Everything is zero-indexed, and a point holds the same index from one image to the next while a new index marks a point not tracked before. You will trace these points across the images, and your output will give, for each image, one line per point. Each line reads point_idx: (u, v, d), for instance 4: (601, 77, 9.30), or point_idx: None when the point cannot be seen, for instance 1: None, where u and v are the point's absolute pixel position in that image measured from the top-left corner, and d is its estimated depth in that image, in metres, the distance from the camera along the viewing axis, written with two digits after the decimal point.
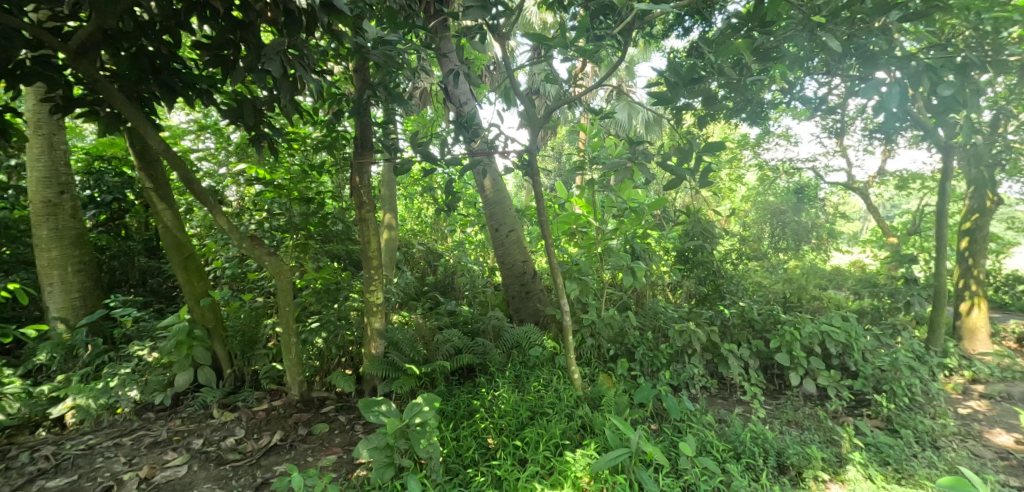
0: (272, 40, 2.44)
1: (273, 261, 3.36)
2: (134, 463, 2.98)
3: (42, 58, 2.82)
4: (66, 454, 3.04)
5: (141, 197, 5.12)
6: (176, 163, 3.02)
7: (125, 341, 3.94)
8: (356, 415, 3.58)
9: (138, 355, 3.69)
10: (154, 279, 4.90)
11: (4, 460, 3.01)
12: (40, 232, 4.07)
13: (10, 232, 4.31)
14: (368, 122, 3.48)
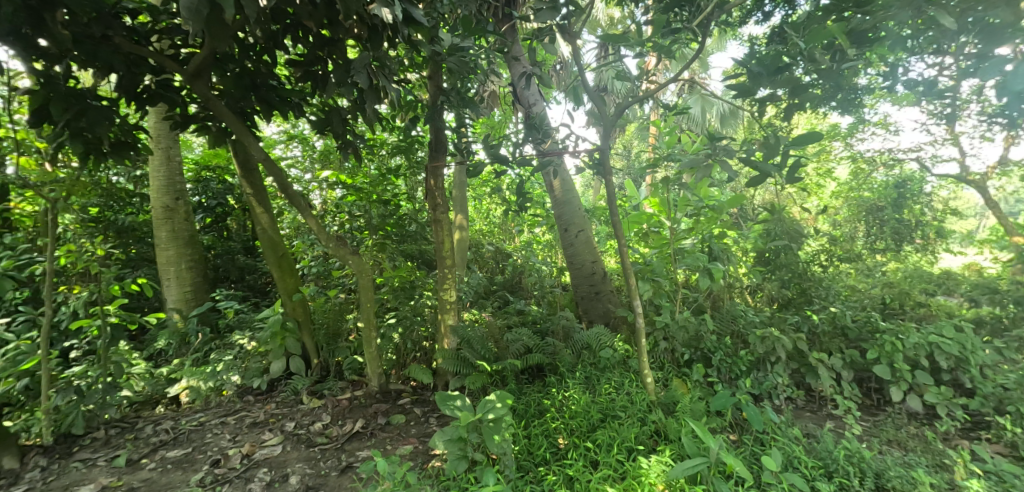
0: (359, 55, 2.63)
1: (356, 261, 3.59)
2: (237, 440, 3.29)
3: (164, 82, 3.20)
4: (180, 429, 3.41)
5: (240, 202, 5.62)
6: (273, 170, 3.31)
7: (228, 330, 4.36)
8: (430, 408, 3.74)
9: (240, 344, 4.07)
10: (251, 275, 5.35)
11: (131, 431, 3.42)
12: (159, 234, 4.58)
13: (136, 233, 4.89)
14: (441, 126, 3.62)
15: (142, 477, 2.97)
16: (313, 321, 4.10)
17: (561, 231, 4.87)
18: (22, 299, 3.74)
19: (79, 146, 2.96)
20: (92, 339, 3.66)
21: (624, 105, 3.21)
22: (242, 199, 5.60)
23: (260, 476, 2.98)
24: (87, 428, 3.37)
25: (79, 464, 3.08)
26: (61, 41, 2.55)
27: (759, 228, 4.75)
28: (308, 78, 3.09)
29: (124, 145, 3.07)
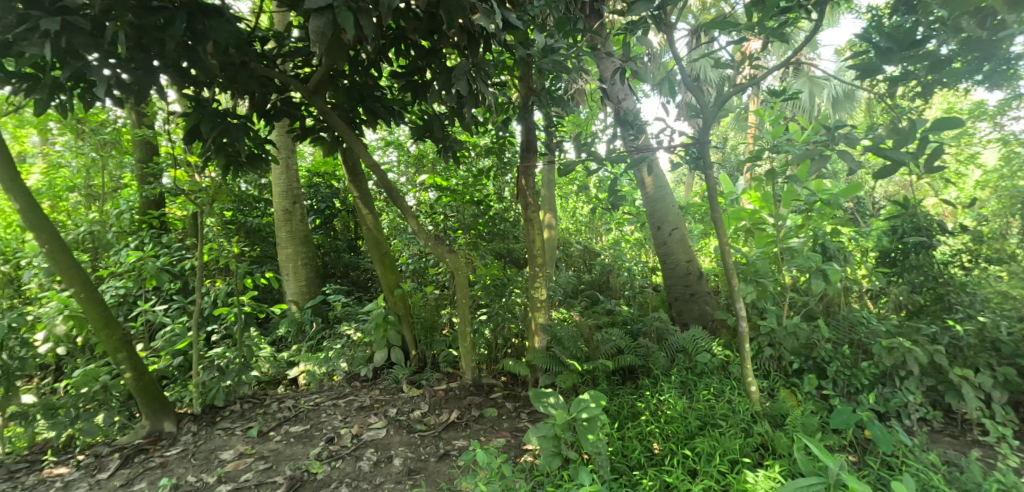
0: (459, 62, 2.78)
1: (452, 258, 3.77)
2: (348, 421, 3.59)
3: (286, 98, 3.57)
4: (299, 408, 3.78)
5: (345, 205, 6.08)
6: (378, 173, 3.55)
7: (337, 321, 4.76)
8: (521, 404, 3.84)
9: (348, 334, 4.44)
10: (355, 272, 5.77)
11: (260, 407, 3.85)
12: (280, 234, 5.09)
13: (260, 233, 5.47)
14: (532, 127, 3.70)
15: (270, 448, 3.33)
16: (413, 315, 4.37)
17: (653, 230, 4.80)
18: (175, 290, 4.34)
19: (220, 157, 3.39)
20: (229, 326, 4.16)
21: (725, 96, 3.10)
22: (347, 201, 6.07)
23: (368, 455, 3.23)
24: (225, 401, 3.85)
25: (221, 432, 3.53)
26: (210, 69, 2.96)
27: (880, 226, 4.34)
28: (409, 87, 3.32)
29: (258, 156, 3.47)
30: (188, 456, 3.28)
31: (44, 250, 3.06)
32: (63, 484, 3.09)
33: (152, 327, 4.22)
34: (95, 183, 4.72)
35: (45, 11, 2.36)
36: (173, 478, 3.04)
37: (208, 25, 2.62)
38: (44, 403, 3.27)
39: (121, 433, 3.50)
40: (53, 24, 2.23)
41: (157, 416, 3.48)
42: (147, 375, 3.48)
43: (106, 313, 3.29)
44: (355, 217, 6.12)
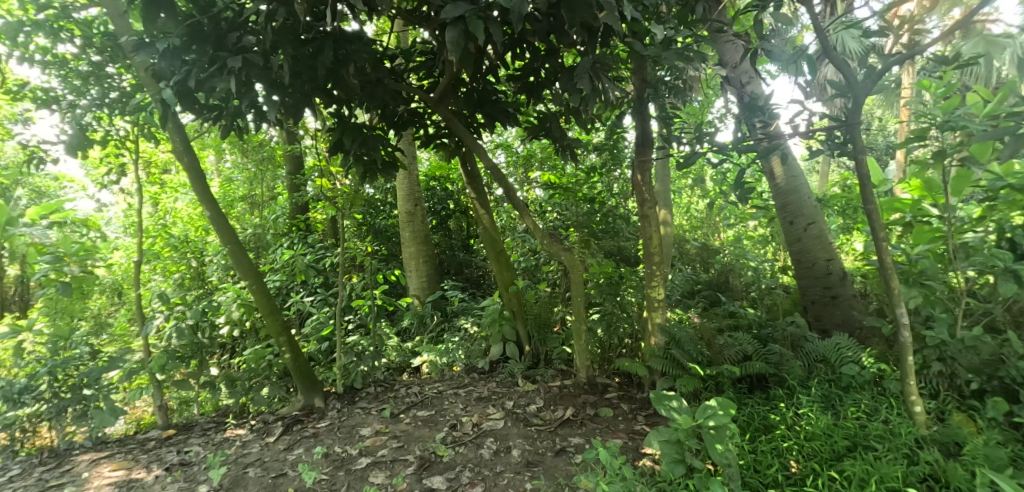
0: (581, 60, 2.82)
1: (567, 256, 3.81)
2: (468, 410, 3.80)
3: (412, 110, 3.87)
4: (425, 395, 4.08)
5: (460, 205, 6.40)
6: (497, 175, 3.69)
7: (455, 315, 5.08)
8: (638, 406, 3.79)
9: (466, 327, 4.74)
10: (469, 269, 6.06)
11: (391, 391, 4.21)
12: (404, 235, 5.49)
13: (386, 234, 5.94)
14: (648, 121, 3.65)
15: (402, 428, 3.63)
16: (528, 311, 4.49)
17: (784, 224, 4.50)
18: (319, 283, 4.90)
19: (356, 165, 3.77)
20: (363, 316, 4.59)
21: (878, 70, 2.78)
22: (461, 203, 6.40)
23: (488, 444, 3.39)
24: (362, 384, 4.27)
25: (360, 410, 3.92)
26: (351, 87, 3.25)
27: None
28: (524, 90, 3.52)
29: (392, 164, 3.78)
30: (335, 429, 3.68)
31: (227, 251, 3.61)
32: (240, 444, 3.63)
33: (302, 314, 4.79)
34: (258, 194, 5.44)
35: (227, 50, 2.80)
36: (323, 448, 3.44)
37: (350, 49, 2.94)
38: (226, 375, 3.95)
39: (280, 406, 4.08)
40: (235, 62, 2.65)
41: (310, 391, 3.99)
42: (302, 356, 4.00)
43: (271, 301, 3.81)
44: (469, 217, 6.42)
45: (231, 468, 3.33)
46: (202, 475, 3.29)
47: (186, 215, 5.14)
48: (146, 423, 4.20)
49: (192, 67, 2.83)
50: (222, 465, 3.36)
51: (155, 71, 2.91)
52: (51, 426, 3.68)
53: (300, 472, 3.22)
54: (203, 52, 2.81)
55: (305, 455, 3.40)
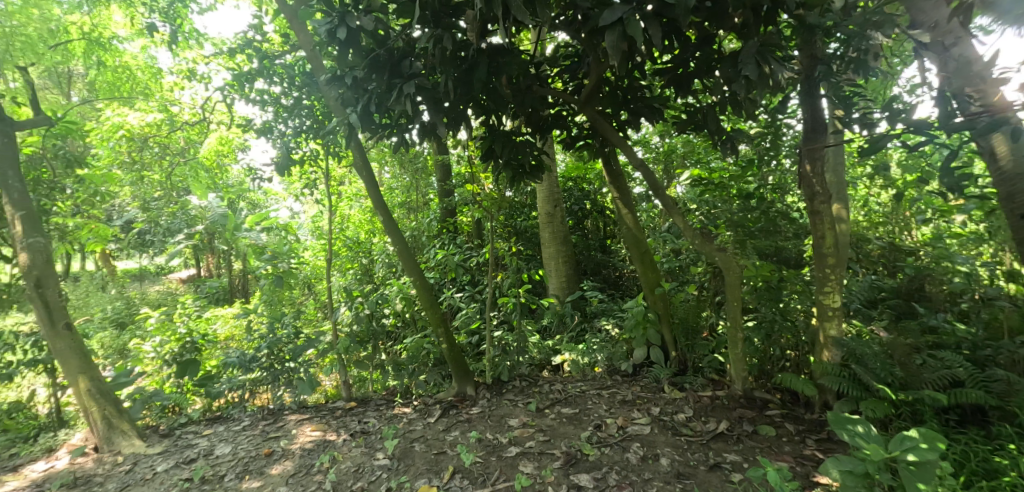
0: (747, 43, 2.67)
1: (723, 257, 3.59)
2: (613, 412, 3.80)
3: (558, 114, 4.04)
4: (568, 392, 4.16)
5: (597, 205, 6.40)
6: (646, 170, 3.58)
7: (594, 315, 5.13)
8: (806, 428, 3.45)
9: (606, 329, 4.74)
10: (606, 270, 6.04)
11: (536, 386, 4.36)
12: (544, 235, 5.65)
13: (525, 234, 6.16)
14: (818, 102, 3.34)
15: (548, 423, 3.75)
16: (673, 314, 4.34)
17: (1016, 219, 3.36)
18: (467, 281, 5.26)
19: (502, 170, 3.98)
20: (508, 313, 4.79)
21: None
22: (598, 203, 6.40)
23: (635, 448, 3.35)
24: (509, 377, 4.49)
25: (508, 402, 4.12)
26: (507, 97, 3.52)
27: None
28: (672, 83, 3.49)
29: (539, 167, 3.96)
30: (486, 417, 3.92)
31: (396, 250, 4.04)
32: (407, 421, 4.04)
33: (453, 308, 5.18)
34: (417, 202, 5.99)
35: (400, 75, 3.23)
36: (478, 433, 3.69)
37: (502, 62, 3.16)
38: (394, 361, 4.43)
39: (436, 391, 4.47)
40: (410, 87, 3.04)
41: (463, 380, 4.29)
42: (457, 346, 4.31)
43: (432, 297, 4.19)
44: (606, 218, 6.40)
45: (401, 441, 3.74)
46: (379, 444, 3.75)
47: (357, 219, 5.84)
48: (332, 393, 4.91)
49: (372, 94, 3.30)
50: (394, 437, 3.80)
51: (342, 100, 3.41)
52: (272, 391, 4.62)
53: (459, 452, 3.49)
54: (381, 80, 3.27)
55: (462, 437, 3.68)
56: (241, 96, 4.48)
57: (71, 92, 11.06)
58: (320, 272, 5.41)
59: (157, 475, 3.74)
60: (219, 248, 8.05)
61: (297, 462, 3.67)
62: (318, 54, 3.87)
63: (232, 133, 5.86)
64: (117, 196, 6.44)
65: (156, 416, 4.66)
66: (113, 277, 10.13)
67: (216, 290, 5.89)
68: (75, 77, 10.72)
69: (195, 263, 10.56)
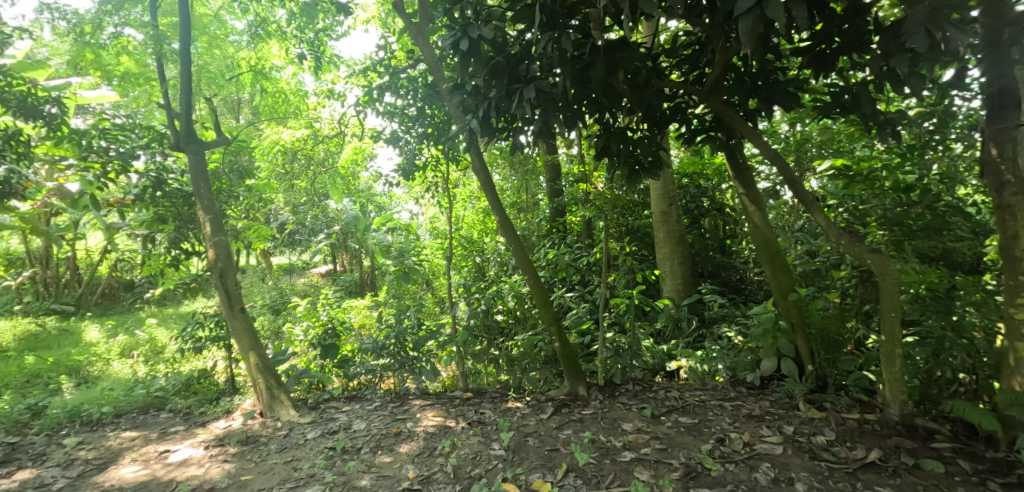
0: (912, 9, 2.33)
1: (876, 260, 3.15)
2: (738, 426, 3.54)
3: (677, 107, 3.83)
4: (687, 400, 3.96)
5: (715, 203, 5.98)
6: (781, 164, 3.27)
7: (713, 321, 4.86)
8: (986, 469, 2.93)
9: (729, 336, 4.47)
10: (726, 272, 5.64)
11: (650, 391, 4.22)
12: (659, 235, 5.41)
13: (639, 234, 5.95)
14: (1009, 72, 2.79)
15: (664, 431, 3.60)
16: (809, 324, 3.93)
17: None
18: (577, 281, 5.22)
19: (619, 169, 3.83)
20: (620, 315, 4.68)
21: None
22: (718, 200, 5.97)
23: (764, 468, 3.09)
24: (622, 379, 4.39)
25: (621, 405, 4.03)
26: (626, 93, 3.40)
27: None
28: (812, 63, 3.17)
29: (658, 164, 3.76)
30: (598, 419, 3.87)
31: (512, 249, 4.12)
32: (520, 415, 4.12)
33: (563, 308, 5.19)
34: (528, 203, 6.07)
35: (518, 80, 3.32)
36: (591, 434, 3.65)
37: (620, 57, 3.05)
38: (508, 357, 4.52)
39: (547, 388, 4.49)
40: (531, 92, 3.03)
41: (575, 379, 4.27)
42: (569, 346, 4.30)
43: (545, 295, 4.22)
44: (726, 216, 5.96)
45: (515, 434, 3.83)
46: (495, 435, 3.86)
47: (472, 218, 6.08)
48: (450, 384, 5.16)
49: (491, 100, 3.39)
50: (509, 430, 3.89)
51: (464, 107, 3.62)
52: (397, 378, 4.97)
53: (573, 450, 3.49)
54: (500, 86, 3.38)
55: (575, 436, 3.67)
56: (373, 109, 4.93)
57: (239, 115, 12.85)
58: (439, 269, 5.71)
59: (308, 442, 4.20)
60: (352, 246, 8.82)
61: (421, 444, 3.92)
62: (438, 66, 4.07)
63: (364, 143, 6.40)
64: (272, 202, 7.33)
65: (304, 391, 5.23)
66: (270, 270, 11.57)
67: (350, 285, 6.47)
68: (242, 102, 12.43)
69: (332, 260, 11.70)
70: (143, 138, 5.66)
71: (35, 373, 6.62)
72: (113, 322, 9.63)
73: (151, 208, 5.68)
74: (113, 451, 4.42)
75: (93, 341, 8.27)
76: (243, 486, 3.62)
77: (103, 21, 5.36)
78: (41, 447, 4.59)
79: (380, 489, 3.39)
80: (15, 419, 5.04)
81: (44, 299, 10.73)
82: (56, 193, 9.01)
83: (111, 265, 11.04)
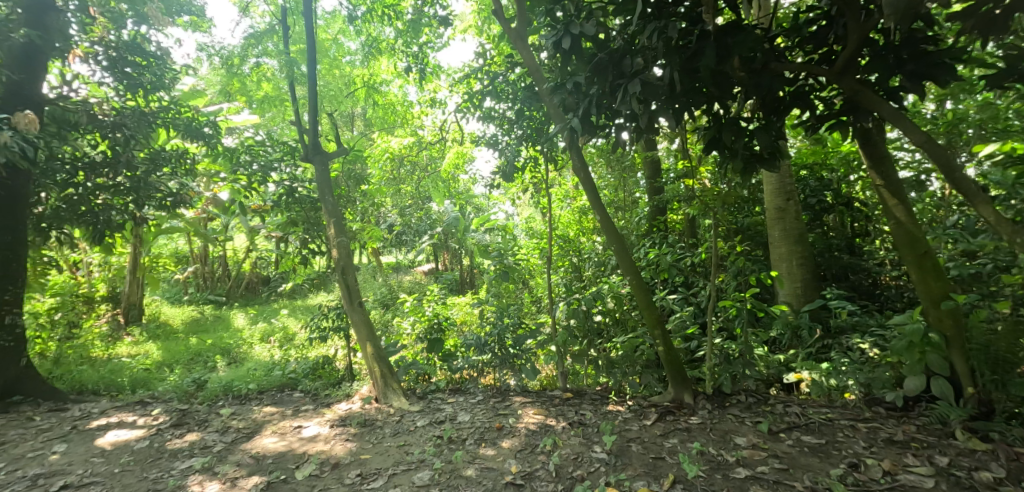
0: None
1: None
2: (875, 452, 3.18)
3: (798, 91, 3.42)
4: (811, 417, 3.62)
5: (841, 197, 5.25)
6: (936, 151, 2.83)
7: (841, 331, 4.31)
8: None
9: (862, 349, 3.91)
10: (856, 275, 5.04)
11: (766, 404, 3.93)
12: (774, 233, 4.97)
13: (749, 232, 5.36)
14: None
15: (784, 449, 3.33)
16: (969, 339, 3.34)
17: None
18: (681, 282, 4.97)
19: (731, 161, 3.39)
20: (730, 320, 4.39)
21: None
22: (843, 195, 5.22)
23: None
24: (733, 389, 4.12)
25: (733, 417, 3.79)
26: (738, 78, 3.13)
27: None
28: (978, 29, 2.75)
29: (777, 153, 3.26)
30: (708, 430, 3.67)
31: (613, 248, 4.00)
32: (622, 419, 4.01)
33: (666, 310, 4.98)
34: (628, 201, 5.88)
35: (623, 75, 3.21)
36: (700, 445, 3.46)
37: (734, 40, 2.82)
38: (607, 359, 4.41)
39: (651, 394, 4.32)
40: (635, 85, 3.00)
41: (680, 387, 4.08)
42: (674, 351, 4.11)
43: (647, 297, 4.06)
44: (854, 211, 5.20)
45: (618, 438, 3.72)
46: (597, 438, 3.79)
47: (567, 218, 5.99)
48: (550, 383, 5.14)
49: (593, 97, 3.37)
50: (612, 433, 3.80)
51: (565, 106, 3.63)
52: (498, 376, 5.05)
53: (680, 461, 3.33)
54: (604, 83, 3.29)
55: (682, 446, 3.51)
56: (473, 113, 5.16)
57: (354, 128, 13.83)
58: (536, 268, 5.72)
59: (418, 429, 4.39)
60: (453, 246, 9.14)
61: (523, 440, 3.94)
62: (536, 67, 4.04)
63: (464, 147, 6.55)
64: (382, 206, 7.79)
65: (413, 381, 5.44)
66: (381, 268, 12.34)
67: (451, 284, 6.68)
68: (356, 116, 13.37)
69: (436, 260, 12.20)
70: (279, 152, 6.25)
71: (197, 352, 7.61)
72: (254, 310, 10.81)
73: (285, 212, 6.26)
74: (258, 422, 4.91)
75: (240, 326, 9.34)
76: (363, 466, 3.87)
77: (247, 53, 6.02)
78: (204, 414, 5.23)
79: (484, 481, 3.45)
80: (184, 390, 5.81)
81: (203, 289, 12.32)
82: (209, 200, 10.28)
83: (252, 262, 12.40)
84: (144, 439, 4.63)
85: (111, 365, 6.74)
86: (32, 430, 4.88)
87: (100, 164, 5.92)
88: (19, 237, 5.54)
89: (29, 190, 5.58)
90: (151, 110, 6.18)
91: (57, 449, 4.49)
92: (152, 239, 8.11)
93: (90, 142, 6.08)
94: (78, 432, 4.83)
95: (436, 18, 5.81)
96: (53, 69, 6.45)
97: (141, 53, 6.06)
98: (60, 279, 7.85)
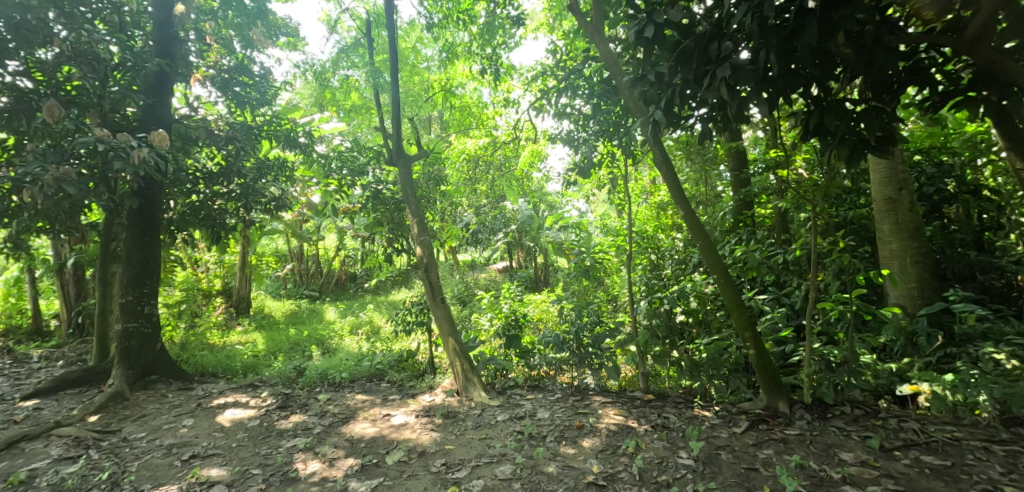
0: None
1: None
2: (1015, 479, 2.85)
3: (916, 67, 3.03)
4: (932, 435, 3.29)
5: (966, 185, 4.61)
6: None
7: (966, 338, 3.85)
8: None
9: (995, 359, 3.43)
10: (985, 274, 4.45)
11: (876, 418, 3.61)
12: (883, 227, 4.48)
13: (851, 227, 4.88)
14: None
15: (900, 469, 3.06)
16: None
17: None
18: (771, 281, 4.67)
19: (834, 150, 3.05)
20: (830, 324, 4.07)
21: None
22: (969, 180, 4.58)
23: None
24: (835, 400, 3.82)
25: (837, 431, 3.53)
26: (843, 59, 2.89)
27: None
28: None
29: (889, 137, 2.90)
30: (808, 443, 3.43)
31: (698, 245, 3.83)
32: (710, 425, 3.84)
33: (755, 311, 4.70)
34: (712, 195, 5.60)
35: (711, 61, 3.04)
36: (799, 458, 3.26)
37: (839, 15, 2.58)
38: (691, 361, 4.21)
39: (740, 400, 4.09)
40: (725, 70, 2.83)
41: (774, 394, 3.85)
42: (768, 356, 3.86)
43: (737, 295, 3.84)
44: (983, 201, 4.53)
45: (706, 444, 3.56)
46: (684, 442, 3.64)
47: (646, 214, 5.71)
48: (630, 383, 5.01)
49: (678, 87, 3.22)
50: (699, 439, 3.64)
51: (646, 99, 3.50)
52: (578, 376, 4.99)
53: (777, 473, 3.15)
54: (688, 71, 3.14)
55: (778, 458, 3.31)
56: (549, 110, 5.12)
57: (432, 131, 14.26)
58: (614, 264, 5.60)
59: (499, 423, 4.43)
60: (526, 244, 9.20)
61: (604, 440, 3.86)
62: (614, 58, 3.92)
63: (538, 145, 6.59)
64: (460, 205, 7.97)
65: (491, 376, 5.47)
66: (458, 265, 12.68)
67: (527, 282, 6.69)
68: (432, 119, 13.76)
69: (511, 258, 12.33)
70: (366, 157, 6.53)
71: (296, 342, 8.19)
72: (343, 305, 11.44)
73: (372, 213, 6.51)
74: (351, 408, 5.16)
75: (332, 319, 9.94)
76: (447, 456, 3.96)
77: (337, 66, 6.37)
78: (304, 399, 5.59)
79: (566, 478, 3.42)
80: (287, 376, 6.24)
81: (299, 285, 13.20)
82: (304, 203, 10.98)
83: (342, 260, 13.11)
84: (256, 418, 5.02)
85: (225, 351, 7.38)
86: (166, 405, 5.44)
87: (215, 174, 6.49)
88: (155, 237, 6.13)
89: (161, 197, 6.17)
90: (256, 124, 6.76)
91: (186, 423, 4.98)
92: (257, 238, 8.79)
93: (206, 156, 6.76)
94: (202, 409, 5.34)
95: (509, 19, 5.81)
96: (177, 91, 7.15)
97: (247, 73, 6.61)
98: (184, 276, 8.72)
